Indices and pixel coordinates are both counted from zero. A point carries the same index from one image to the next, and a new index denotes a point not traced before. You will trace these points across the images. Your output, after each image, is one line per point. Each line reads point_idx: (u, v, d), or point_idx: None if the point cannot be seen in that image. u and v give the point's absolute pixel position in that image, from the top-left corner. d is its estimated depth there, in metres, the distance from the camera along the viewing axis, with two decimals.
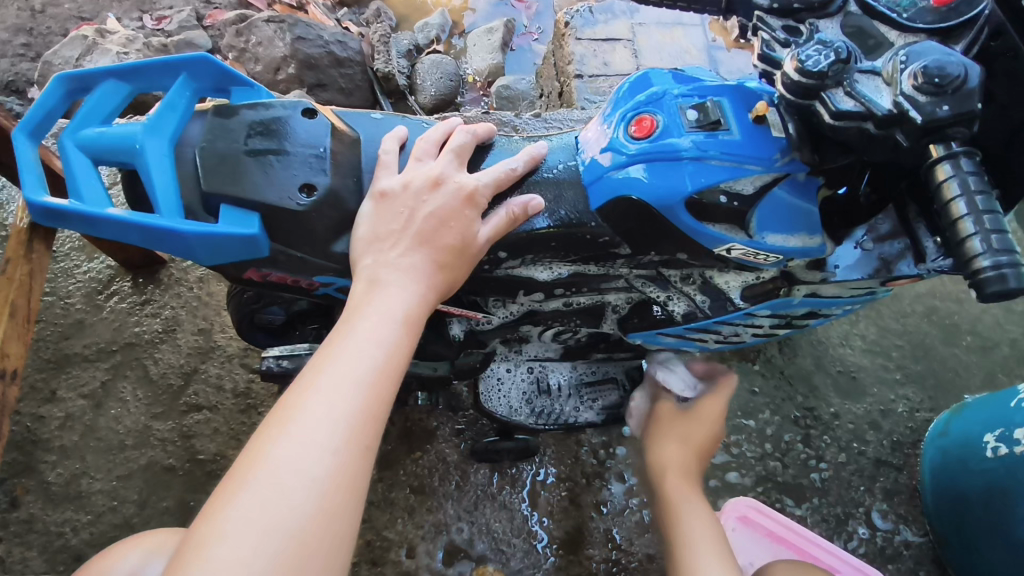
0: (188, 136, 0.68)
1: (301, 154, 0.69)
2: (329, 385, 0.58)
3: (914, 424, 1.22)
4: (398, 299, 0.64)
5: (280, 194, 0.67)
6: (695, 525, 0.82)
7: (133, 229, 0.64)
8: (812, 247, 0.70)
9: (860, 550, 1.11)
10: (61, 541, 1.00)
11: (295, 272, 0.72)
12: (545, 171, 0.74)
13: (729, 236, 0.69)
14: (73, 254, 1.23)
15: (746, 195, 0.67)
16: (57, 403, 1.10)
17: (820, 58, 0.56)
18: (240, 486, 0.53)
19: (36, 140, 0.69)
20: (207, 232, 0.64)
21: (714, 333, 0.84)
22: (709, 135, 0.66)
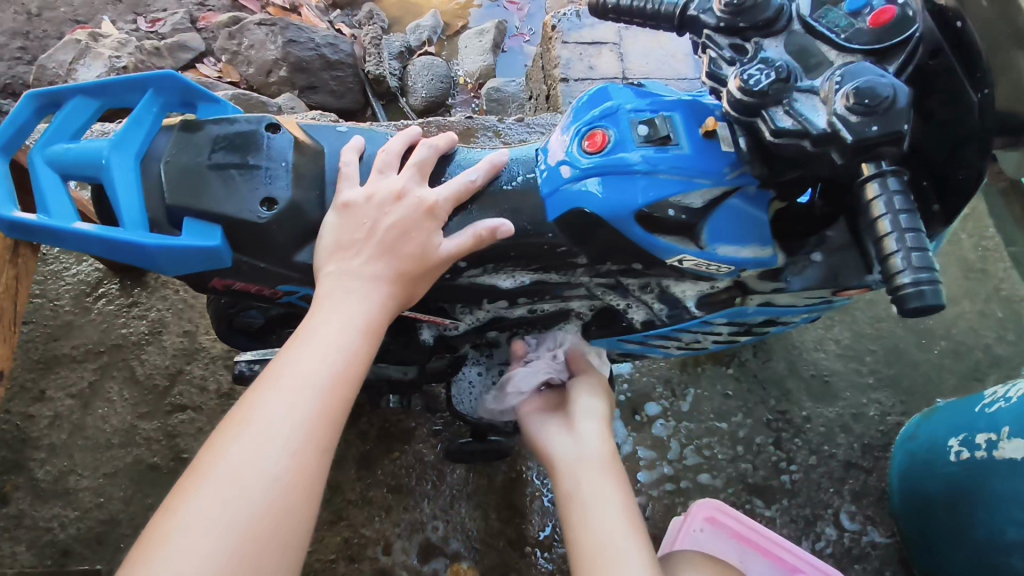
0: (154, 151, 0.71)
1: (264, 168, 0.72)
2: (288, 387, 0.60)
3: (885, 427, 1.24)
4: (358, 306, 0.67)
5: (242, 207, 0.70)
6: (607, 493, 0.74)
7: (98, 243, 0.67)
8: (763, 258, 0.73)
9: (827, 550, 1.14)
10: (49, 536, 1.04)
11: (257, 282, 0.74)
12: (505, 182, 0.76)
13: (680, 248, 0.72)
14: (63, 257, 1.26)
15: (695, 209, 0.70)
16: (46, 402, 1.13)
17: (762, 77, 0.61)
18: (200, 483, 0.56)
19: (9, 155, 0.72)
20: (168, 245, 0.67)
21: (676, 339, 0.88)
22: (659, 150, 0.69)
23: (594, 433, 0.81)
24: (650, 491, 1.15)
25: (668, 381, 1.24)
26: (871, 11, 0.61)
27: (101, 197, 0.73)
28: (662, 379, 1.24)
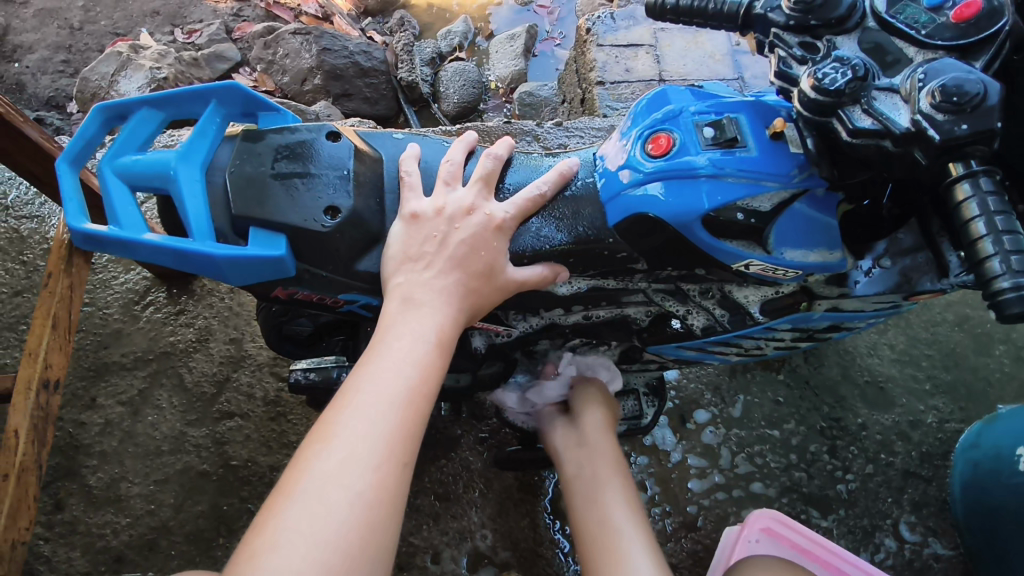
0: (218, 161, 0.71)
1: (326, 176, 0.71)
2: (368, 401, 0.60)
3: (944, 435, 1.20)
4: (431, 319, 0.66)
5: (303, 216, 0.70)
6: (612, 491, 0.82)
7: (167, 252, 0.68)
8: (832, 262, 0.71)
9: (887, 562, 1.10)
10: (102, 542, 1.05)
11: (320, 291, 0.74)
12: (571, 188, 0.75)
13: (746, 253, 0.69)
14: (111, 266, 1.27)
15: (763, 212, 0.67)
16: (97, 409, 1.14)
17: (838, 75, 0.57)
18: (288, 499, 0.55)
19: (77, 167, 0.73)
20: (236, 255, 0.67)
21: (735, 346, 0.85)
22: (725, 153, 0.66)
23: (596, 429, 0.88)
24: (701, 500, 1.12)
25: (717, 388, 1.21)
26: (953, 6, 0.58)
27: (166, 208, 0.73)
28: (711, 385, 1.21)
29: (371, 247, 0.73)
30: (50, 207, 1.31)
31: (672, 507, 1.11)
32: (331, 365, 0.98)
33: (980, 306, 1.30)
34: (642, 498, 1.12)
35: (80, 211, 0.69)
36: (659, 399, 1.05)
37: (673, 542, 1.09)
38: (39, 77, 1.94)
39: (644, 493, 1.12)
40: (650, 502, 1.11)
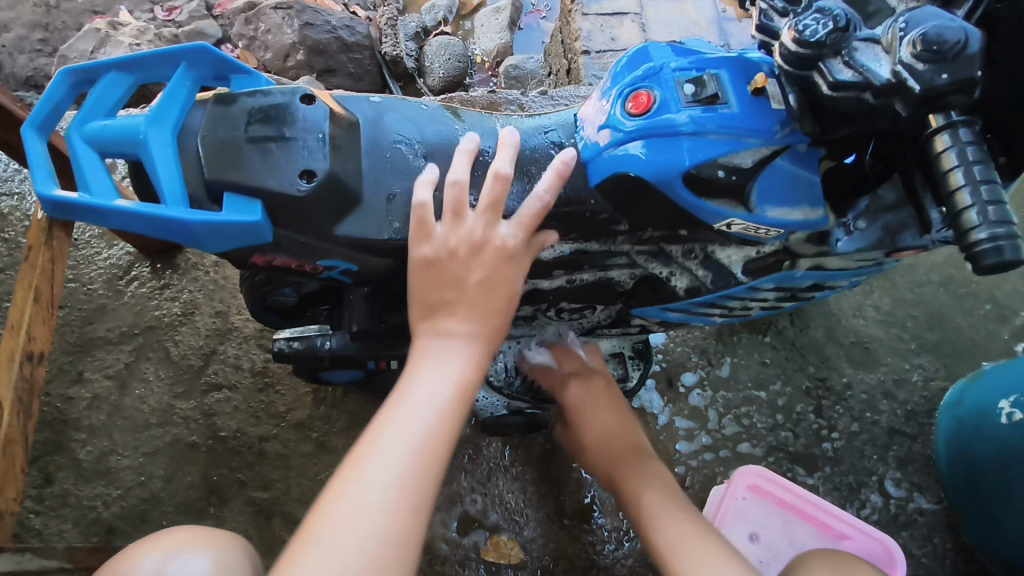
0: (190, 125, 0.66)
1: (299, 138, 0.65)
2: (397, 429, 0.61)
3: (928, 393, 1.21)
4: (454, 346, 0.67)
5: (279, 180, 0.64)
6: (641, 482, 0.90)
7: (140, 220, 0.62)
8: (814, 220, 0.70)
9: (872, 517, 1.12)
10: (93, 514, 1.05)
11: (299, 257, 0.69)
12: (554, 152, 0.74)
13: (728, 211, 0.68)
14: (94, 241, 1.26)
15: (744, 168, 0.66)
16: (84, 384, 1.14)
17: (818, 27, 0.56)
18: (319, 524, 0.57)
19: (46, 134, 0.68)
20: (211, 221, 0.62)
21: (721, 307, 0.84)
22: (706, 109, 0.65)
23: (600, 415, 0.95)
24: (689, 461, 1.13)
25: (704, 350, 1.21)
26: None
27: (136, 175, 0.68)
28: (698, 348, 1.21)
29: (349, 209, 0.67)
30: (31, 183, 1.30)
31: None
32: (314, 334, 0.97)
33: (964, 266, 1.31)
34: None
35: (50, 179, 0.64)
36: (644, 361, 1.07)
37: None
38: (16, 57, 1.91)
39: None
40: None
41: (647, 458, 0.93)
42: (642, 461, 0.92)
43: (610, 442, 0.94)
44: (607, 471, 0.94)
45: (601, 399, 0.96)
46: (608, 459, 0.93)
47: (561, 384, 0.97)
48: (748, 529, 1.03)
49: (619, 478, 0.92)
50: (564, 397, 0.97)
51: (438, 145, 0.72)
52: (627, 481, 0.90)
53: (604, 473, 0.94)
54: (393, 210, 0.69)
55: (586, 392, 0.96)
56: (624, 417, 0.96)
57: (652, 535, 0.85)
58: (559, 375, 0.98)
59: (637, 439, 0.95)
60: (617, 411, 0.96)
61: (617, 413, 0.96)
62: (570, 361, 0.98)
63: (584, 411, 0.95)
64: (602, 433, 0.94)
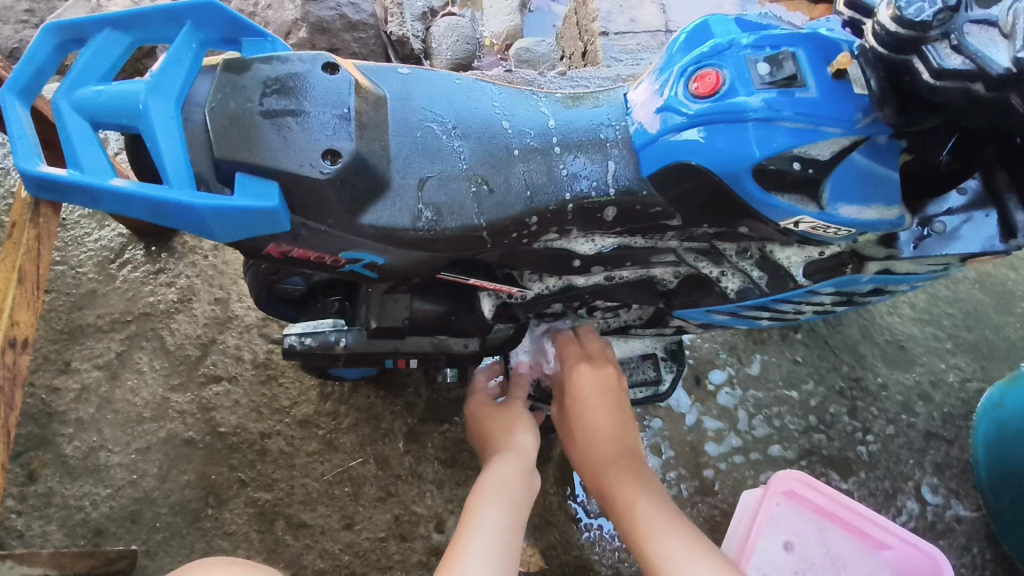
0: (195, 94, 0.54)
1: (325, 115, 0.56)
2: (480, 550, 0.64)
3: (965, 395, 1.16)
4: (508, 469, 0.76)
5: (299, 161, 0.54)
6: (630, 494, 0.76)
7: (142, 204, 0.51)
8: (888, 220, 0.63)
9: (910, 524, 1.06)
10: (81, 515, 0.98)
11: (318, 248, 0.59)
12: (603, 134, 0.65)
13: (799, 209, 0.61)
14: (83, 222, 1.18)
15: (821, 161, 0.60)
16: (72, 374, 1.06)
17: (924, 4, 0.49)
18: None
19: (29, 100, 0.54)
20: (222, 207, 0.51)
21: (772, 311, 0.78)
22: (783, 93, 0.58)
23: (597, 404, 0.82)
24: (719, 464, 1.07)
25: (733, 347, 1.15)
26: None
27: (130, 148, 0.55)
28: (726, 345, 1.15)
29: (377, 194, 0.58)
30: (15, 157, 1.21)
31: (688, 471, 1.06)
32: (329, 329, 0.88)
33: (1002, 263, 1.25)
34: (657, 461, 1.06)
35: (32, 152, 0.51)
36: (677, 363, 0.99)
37: (690, 507, 1.04)
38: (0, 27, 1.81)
39: (660, 457, 1.07)
40: (666, 466, 1.06)
41: (642, 466, 0.79)
42: (637, 471, 0.78)
43: (608, 442, 0.80)
44: (593, 476, 0.80)
45: (607, 391, 0.83)
46: (601, 460, 0.80)
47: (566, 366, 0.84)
48: (784, 538, 0.97)
49: (609, 484, 0.78)
50: (567, 380, 0.84)
51: (474, 124, 0.63)
52: (619, 488, 0.77)
53: (591, 475, 0.81)
54: (424, 196, 0.59)
55: (594, 381, 0.83)
56: (626, 417, 0.83)
57: (644, 550, 0.71)
58: (569, 354, 0.85)
59: (636, 445, 0.82)
60: (620, 410, 0.83)
61: (620, 411, 0.83)
62: (587, 344, 0.86)
63: (582, 398, 0.82)
64: (601, 430, 0.81)
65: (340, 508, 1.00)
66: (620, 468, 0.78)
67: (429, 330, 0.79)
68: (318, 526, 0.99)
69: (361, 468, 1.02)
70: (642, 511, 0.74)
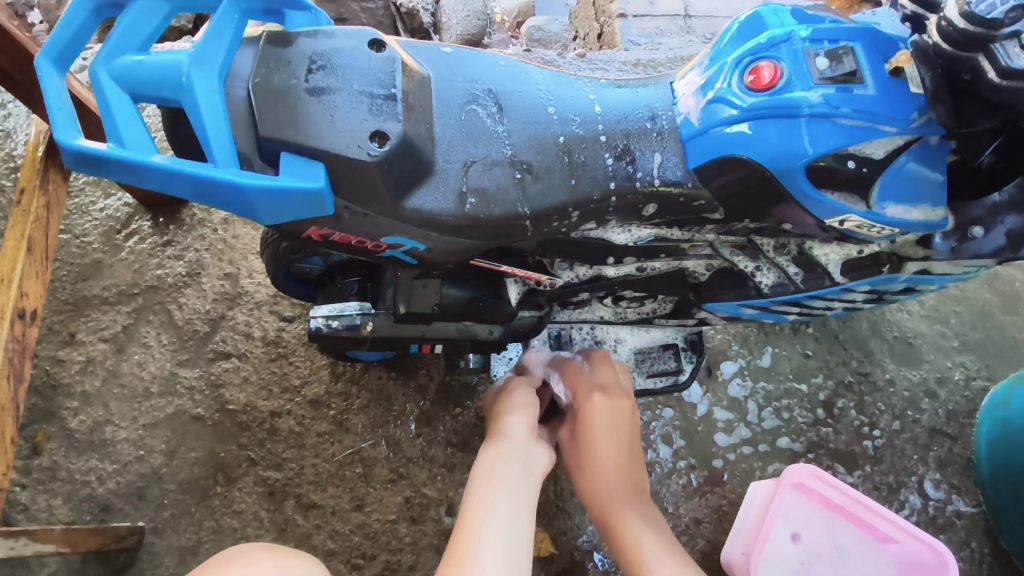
0: (238, 68, 0.52)
1: (370, 93, 0.54)
2: (494, 540, 0.63)
3: (970, 393, 1.17)
4: (510, 453, 0.75)
5: (346, 141, 0.52)
6: (640, 529, 0.76)
7: (185, 182, 0.49)
8: (934, 220, 0.63)
9: (911, 518, 1.08)
10: (87, 490, 0.96)
11: (360, 232, 0.57)
12: (649, 124, 0.63)
13: (847, 207, 0.61)
14: (88, 190, 1.14)
15: (875, 160, 0.59)
16: (77, 346, 1.04)
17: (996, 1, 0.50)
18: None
19: (64, 69, 0.51)
20: (271, 188, 0.49)
21: (802, 307, 0.78)
22: (842, 89, 0.57)
23: (610, 439, 0.82)
24: (728, 455, 1.08)
25: (745, 339, 1.15)
26: None
27: (167, 121, 0.53)
28: (739, 337, 1.15)
29: (421, 179, 0.56)
30: (17, 120, 1.17)
31: (697, 461, 1.07)
32: (354, 313, 0.79)
33: (1012, 264, 1.25)
34: (668, 451, 1.07)
35: (70, 123, 0.48)
36: (698, 354, 0.99)
37: (698, 497, 1.05)
38: None
39: (670, 446, 1.07)
40: (676, 455, 1.07)
41: (647, 504, 0.81)
42: (643, 509, 0.79)
43: (614, 475, 0.81)
44: (596, 509, 0.80)
45: (620, 426, 0.83)
46: (607, 496, 0.80)
47: (581, 398, 0.84)
48: (792, 529, 0.98)
49: (613, 516, 0.78)
50: (580, 414, 0.84)
51: (520, 109, 0.61)
52: (623, 521, 0.77)
53: (597, 511, 0.80)
54: (469, 181, 0.58)
55: (608, 410, 0.83)
56: (633, 453, 0.84)
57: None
58: (585, 386, 0.86)
59: (640, 483, 0.83)
60: (628, 447, 0.83)
61: (627, 446, 0.83)
62: (607, 376, 0.87)
63: (595, 432, 0.82)
64: (609, 467, 0.81)
65: (350, 489, 0.99)
66: (631, 507, 0.79)
67: (457, 316, 0.78)
68: (328, 506, 0.98)
69: (371, 450, 1.01)
70: (647, 546, 0.75)
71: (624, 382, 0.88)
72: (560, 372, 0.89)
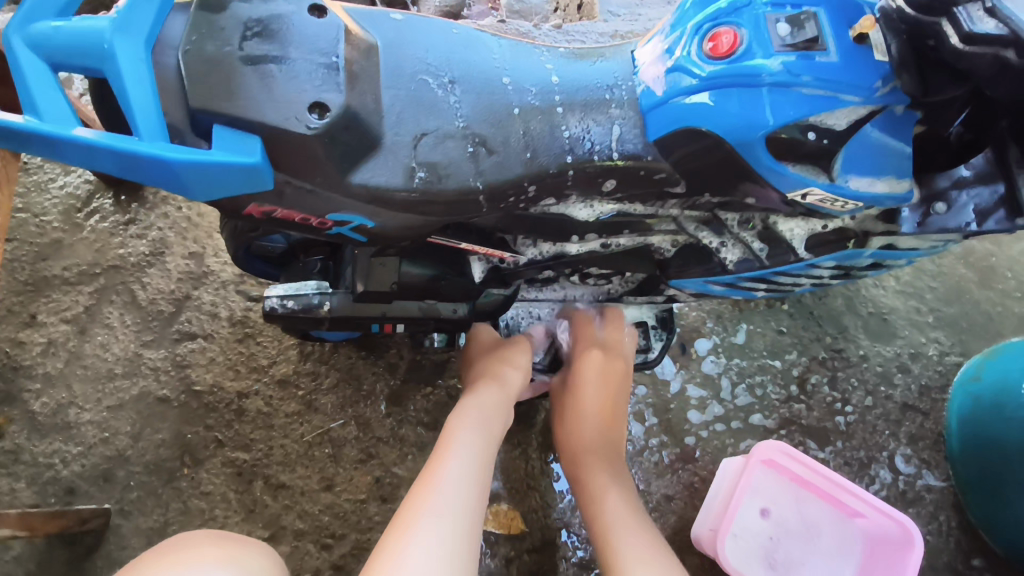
0: (168, 35, 0.49)
1: (309, 62, 0.52)
2: (453, 478, 0.67)
3: (944, 368, 1.17)
4: (488, 404, 0.79)
5: (283, 113, 0.50)
6: (613, 495, 0.80)
7: (108, 156, 0.46)
8: (898, 193, 0.62)
9: (881, 493, 1.09)
10: (51, 473, 0.95)
11: (304, 209, 0.55)
12: (608, 95, 0.61)
13: (810, 179, 0.59)
14: (47, 167, 1.11)
15: (837, 132, 0.57)
16: (38, 328, 1.02)
17: None
18: (391, 556, 0.58)
19: None
20: (201, 163, 0.47)
21: (769, 283, 0.76)
22: (803, 56, 0.55)
23: (598, 392, 0.86)
24: (700, 432, 1.08)
25: (719, 316, 1.15)
26: None
27: (94, 94, 0.50)
28: (713, 314, 1.15)
29: (368, 152, 0.54)
30: None
31: (670, 438, 1.07)
32: (312, 293, 0.79)
33: (988, 239, 1.25)
34: (640, 428, 1.07)
35: None
36: (668, 331, 0.98)
37: (670, 474, 1.05)
38: None
39: (643, 424, 1.07)
40: (648, 433, 1.06)
41: (620, 464, 0.84)
42: (622, 477, 0.82)
43: (594, 429, 0.85)
44: (571, 460, 0.85)
45: (610, 382, 0.87)
46: (582, 445, 0.84)
47: (580, 348, 0.87)
48: (760, 505, 1.00)
49: (585, 470, 0.83)
50: (576, 363, 0.87)
51: (474, 78, 0.59)
52: (593, 477, 0.81)
53: (571, 458, 0.85)
54: (419, 155, 0.56)
55: (603, 368, 0.87)
56: (619, 415, 0.87)
57: (608, 542, 0.74)
58: (587, 338, 0.88)
59: (618, 440, 0.87)
60: (615, 405, 0.87)
61: (614, 404, 0.87)
62: (608, 331, 0.88)
63: (585, 385, 0.86)
64: (591, 416, 0.86)
65: (319, 469, 0.98)
66: (606, 473, 0.82)
67: (418, 295, 0.76)
68: (297, 487, 0.97)
69: (341, 431, 1.00)
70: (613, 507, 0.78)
71: (628, 345, 0.89)
72: (568, 320, 0.90)
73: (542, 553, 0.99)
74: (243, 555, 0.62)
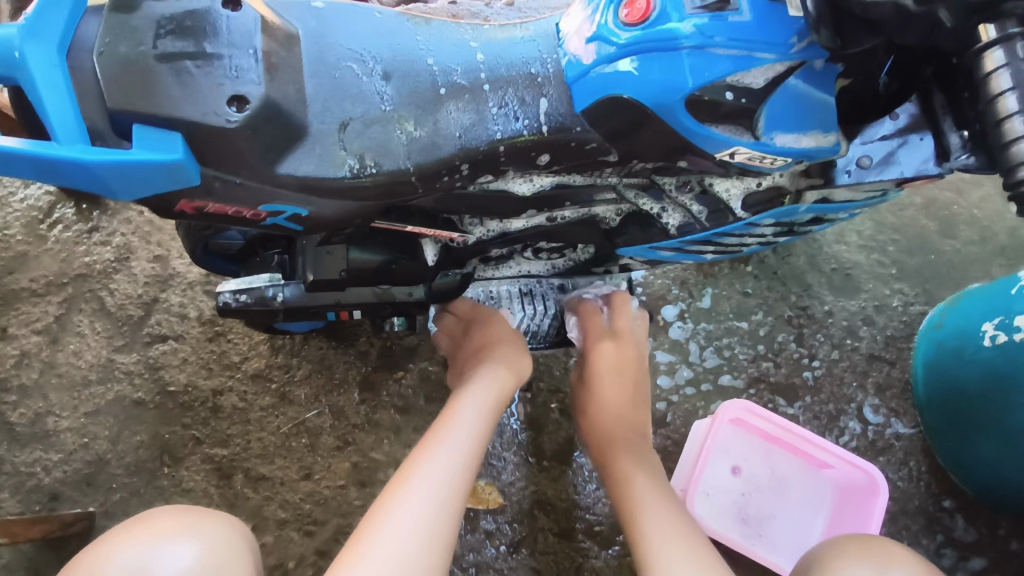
0: (81, 39, 0.50)
1: (227, 56, 0.53)
2: (453, 439, 0.70)
3: (908, 318, 1.19)
4: (493, 371, 0.82)
5: (200, 109, 0.51)
6: (640, 473, 0.79)
7: (26, 162, 0.47)
8: (825, 147, 0.63)
9: (851, 444, 1.11)
10: (34, 481, 0.97)
11: (235, 202, 0.56)
12: (535, 68, 0.62)
13: (734, 139, 0.61)
14: (5, 180, 1.11)
15: (755, 90, 0.59)
16: (9, 340, 1.03)
17: None
18: (382, 509, 0.61)
19: None
20: (119, 162, 0.48)
21: (715, 245, 0.78)
22: (715, 17, 0.56)
23: (613, 379, 0.90)
24: (671, 397, 1.09)
25: (684, 282, 1.17)
26: None
27: (16, 104, 0.51)
28: (678, 281, 1.16)
29: (293, 142, 0.55)
30: None
31: None
32: (264, 285, 0.84)
33: (948, 187, 1.26)
34: None
35: None
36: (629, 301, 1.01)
37: None
38: None
39: None
40: None
41: (643, 445, 0.85)
42: (650, 464, 0.82)
43: (615, 420, 0.88)
44: (600, 453, 0.86)
45: (623, 368, 0.91)
46: (606, 435, 0.87)
47: (592, 341, 0.92)
48: (730, 463, 1.03)
49: (611, 457, 0.84)
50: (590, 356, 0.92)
51: (398, 61, 0.60)
52: (617, 461, 0.82)
53: (599, 448, 0.87)
54: (347, 142, 0.57)
55: (615, 358, 0.91)
56: (639, 400, 0.91)
57: (635, 521, 0.72)
58: (598, 327, 0.92)
59: (642, 428, 0.89)
60: (633, 394, 0.91)
61: (632, 392, 0.90)
62: (616, 321, 0.93)
63: (603, 377, 0.90)
64: (611, 405, 0.89)
65: (298, 459, 1.00)
66: (631, 459, 0.82)
67: (371, 278, 0.77)
68: (277, 477, 0.99)
69: (316, 420, 1.02)
70: (639, 488, 0.77)
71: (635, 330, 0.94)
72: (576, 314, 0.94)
73: (522, 525, 1.01)
74: (197, 522, 0.64)
